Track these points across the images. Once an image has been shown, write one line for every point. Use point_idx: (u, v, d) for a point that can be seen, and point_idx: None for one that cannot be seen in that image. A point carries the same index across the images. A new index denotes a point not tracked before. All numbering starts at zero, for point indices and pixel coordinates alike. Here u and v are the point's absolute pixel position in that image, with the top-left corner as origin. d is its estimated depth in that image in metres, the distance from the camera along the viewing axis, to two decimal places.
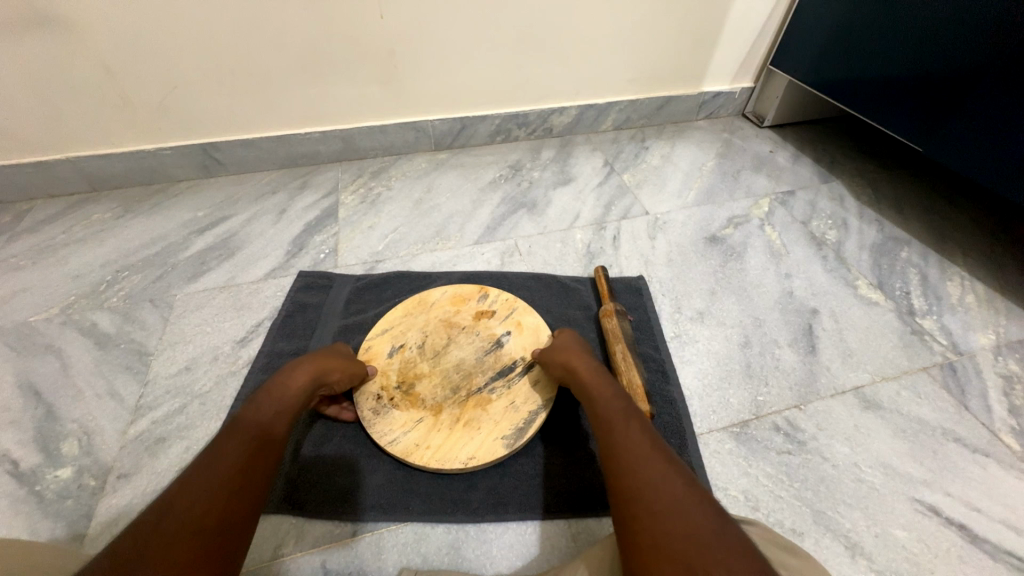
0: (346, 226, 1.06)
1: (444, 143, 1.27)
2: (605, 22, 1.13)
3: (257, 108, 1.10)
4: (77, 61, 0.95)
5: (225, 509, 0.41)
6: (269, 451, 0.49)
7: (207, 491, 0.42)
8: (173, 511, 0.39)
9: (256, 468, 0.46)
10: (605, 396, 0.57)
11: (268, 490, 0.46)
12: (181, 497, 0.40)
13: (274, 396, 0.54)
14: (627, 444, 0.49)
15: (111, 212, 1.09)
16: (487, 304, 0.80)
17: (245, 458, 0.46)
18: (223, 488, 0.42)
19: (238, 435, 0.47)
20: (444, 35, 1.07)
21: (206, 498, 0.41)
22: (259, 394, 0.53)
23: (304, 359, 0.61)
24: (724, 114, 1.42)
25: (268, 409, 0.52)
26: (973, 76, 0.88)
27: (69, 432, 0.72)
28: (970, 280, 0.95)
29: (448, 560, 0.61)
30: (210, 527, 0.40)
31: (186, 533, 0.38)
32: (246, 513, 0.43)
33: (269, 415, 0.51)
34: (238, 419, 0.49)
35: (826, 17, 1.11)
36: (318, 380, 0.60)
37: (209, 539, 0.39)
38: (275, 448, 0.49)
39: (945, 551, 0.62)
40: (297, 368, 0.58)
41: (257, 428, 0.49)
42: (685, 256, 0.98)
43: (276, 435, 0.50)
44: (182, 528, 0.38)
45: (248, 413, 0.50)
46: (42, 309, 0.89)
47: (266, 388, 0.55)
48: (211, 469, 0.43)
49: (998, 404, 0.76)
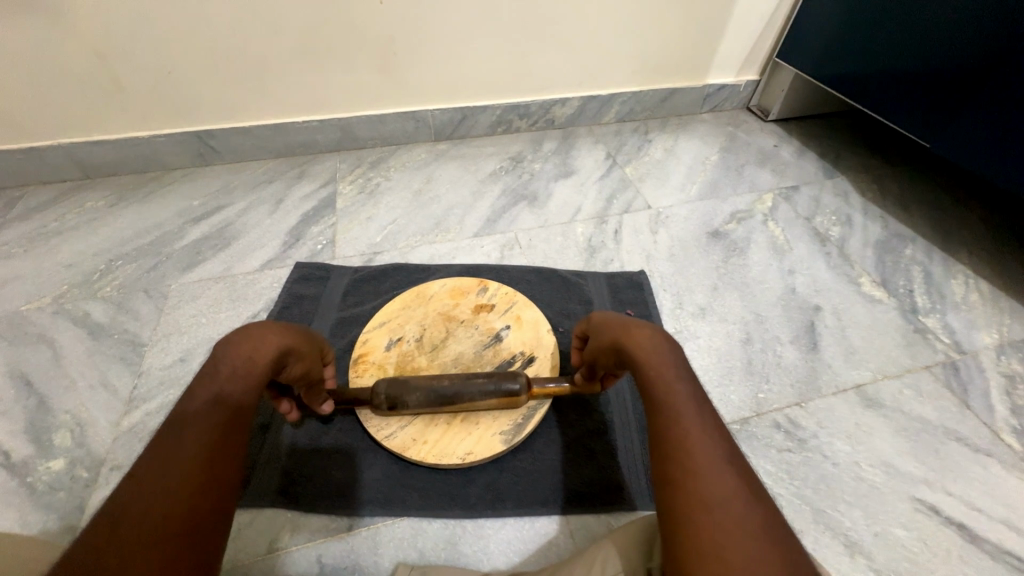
0: (344, 217, 1.04)
1: (444, 134, 1.25)
2: (607, 14, 1.12)
3: (254, 97, 1.09)
4: (67, 46, 0.93)
5: (192, 508, 0.38)
6: (237, 435, 0.44)
7: (168, 490, 0.38)
8: (129, 512, 0.36)
9: (224, 457, 0.42)
10: (665, 369, 0.47)
11: (239, 478, 0.42)
12: (138, 497, 0.37)
13: (240, 370, 0.47)
14: (697, 443, 0.40)
15: (105, 200, 1.08)
16: (486, 298, 0.79)
17: (209, 447, 0.41)
18: (186, 484, 0.39)
19: (197, 420, 0.42)
20: (444, 24, 1.05)
21: (168, 498, 0.37)
22: (222, 366, 0.46)
23: (277, 327, 0.52)
24: (728, 107, 1.40)
25: (235, 386, 0.46)
26: (986, 68, 0.86)
27: (62, 422, 0.72)
28: (974, 278, 0.94)
29: (445, 556, 0.61)
30: (175, 529, 0.36)
31: (149, 538, 0.35)
32: (218, 508, 0.40)
33: (234, 392, 0.45)
34: (195, 403, 0.43)
35: (834, 8, 1.09)
36: (284, 355, 0.51)
37: (174, 545, 0.35)
38: (241, 433, 0.44)
39: (946, 551, 0.62)
40: (269, 337, 0.50)
41: (219, 410, 0.44)
42: (688, 251, 0.97)
43: (244, 417, 0.45)
44: (143, 534, 0.35)
45: (210, 392, 0.44)
46: (34, 298, 0.88)
47: (226, 360, 0.47)
48: (169, 462, 0.39)
49: (1001, 403, 0.76)
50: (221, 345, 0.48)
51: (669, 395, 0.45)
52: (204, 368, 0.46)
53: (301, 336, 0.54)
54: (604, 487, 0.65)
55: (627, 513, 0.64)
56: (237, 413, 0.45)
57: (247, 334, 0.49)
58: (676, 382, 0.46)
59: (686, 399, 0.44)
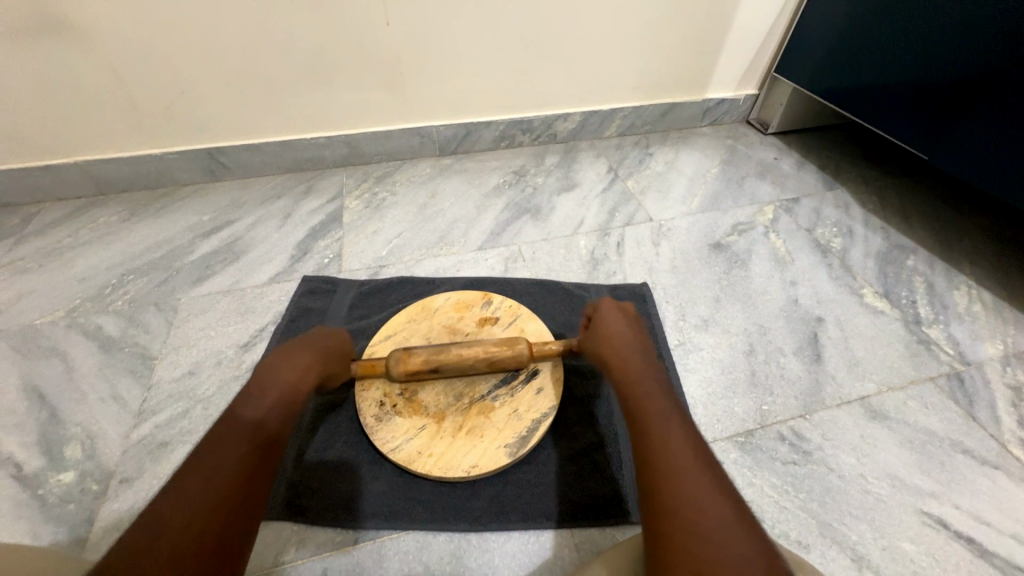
0: (350, 231, 1.06)
1: (449, 148, 1.27)
2: (608, 32, 1.14)
3: (263, 115, 1.11)
4: (86, 68, 0.96)
5: (226, 523, 0.41)
6: (266, 458, 0.48)
7: (207, 504, 0.41)
8: (171, 523, 0.39)
9: (255, 476, 0.45)
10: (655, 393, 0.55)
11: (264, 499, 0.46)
12: (179, 502, 0.40)
13: (283, 397, 0.54)
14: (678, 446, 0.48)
15: (117, 215, 1.10)
16: (490, 311, 0.80)
17: (243, 465, 0.45)
18: (221, 500, 0.42)
19: (233, 441, 0.47)
20: (448, 44, 1.08)
21: (207, 509, 0.40)
22: (268, 395, 0.53)
23: (312, 356, 0.60)
24: (729, 120, 1.41)
25: (269, 412, 0.51)
26: (982, 83, 0.88)
27: (72, 435, 0.73)
28: (977, 289, 0.94)
29: (450, 569, 0.61)
30: (208, 538, 0.39)
31: (187, 543, 0.38)
32: (244, 526, 0.42)
33: (270, 417, 0.51)
34: (234, 421, 0.49)
35: (831, 24, 1.11)
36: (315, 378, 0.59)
37: (207, 555, 0.38)
38: (272, 454, 0.49)
39: (954, 565, 0.61)
40: (306, 370, 0.58)
41: (258, 431, 0.49)
42: (690, 263, 0.98)
43: (275, 440, 0.50)
44: (181, 539, 0.38)
45: (253, 416, 0.50)
46: (47, 312, 0.90)
47: (263, 388, 0.54)
48: (206, 474, 0.43)
49: (1006, 415, 0.75)
50: (263, 376, 0.55)
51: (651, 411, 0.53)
52: (247, 393, 0.53)
53: (329, 359, 0.62)
54: (609, 500, 0.65)
55: (632, 525, 0.64)
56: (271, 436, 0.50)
57: (282, 366, 0.57)
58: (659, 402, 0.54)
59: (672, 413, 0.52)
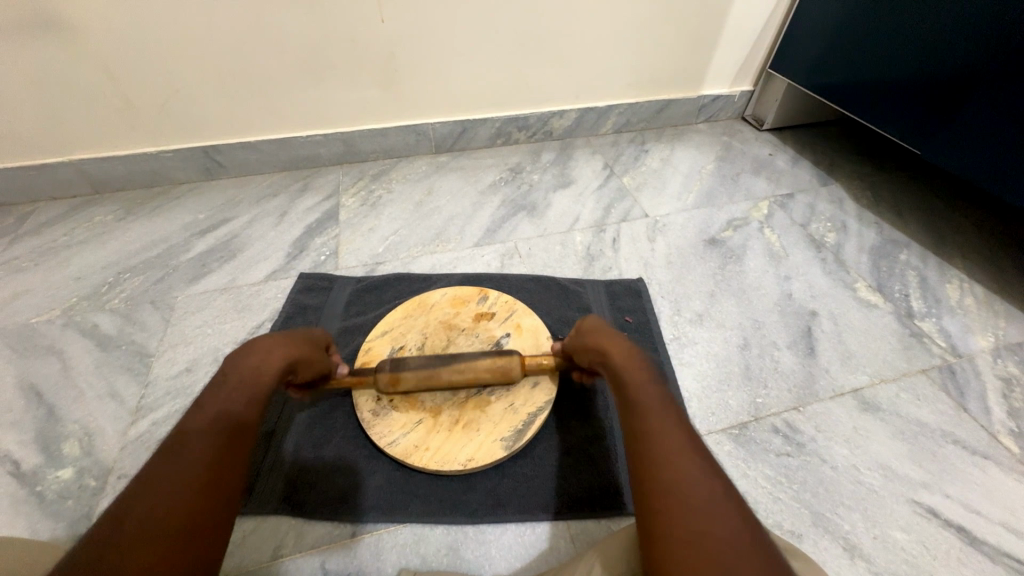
0: (346, 228, 1.06)
1: (445, 146, 1.28)
2: (603, 29, 1.14)
3: (261, 114, 1.12)
4: (81, 66, 0.96)
5: (198, 507, 0.40)
6: (241, 441, 0.47)
7: (176, 488, 0.40)
8: (137, 511, 0.38)
9: (228, 460, 0.44)
10: (643, 381, 0.52)
11: (244, 480, 0.45)
12: (149, 492, 0.39)
13: (246, 381, 0.51)
14: (666, 436, 0.45)
15: (113, 214, 1.10)
16: (486, 306, 0.80)
17: (214, 451, 0.44)
18: (192, 485, 0.41)
19: (204, 425, 0.45)
20: (443, 41, 1.08)
21: (177, 495, 0.40)
22: (230, 377, 0.51)
23: (283, 339, 0.57)
24: (724, 116, 1.42)
25: (236, 395, 0.49)
26: (975, 76, 0.88)
27: (70, 432, 0.73)
28: (969, 283, 0.95)
29: (447, 561, 0.61)
30: (176, 529, 0.38)
31: (149, 531, 0.37)
32: (221, 508, 0.41)
33: (241, 401, 0.49)
34: (202, 406, 0.47)
35: (825, 19, 1.11)
36: (290, 363, 0.56)
37: (176, 540, 0.37)
38: (248, 435, 0.47)
39: (944, 553, 0.62)
40: (273, 349, 0.55)
41: (226, 416, 0.47)
42: (685, 258, 0.99)
43: (250, 422, 0.48)
44: (145, 528, 0.37)
45: (219, 401, 0.48)
46: (44, 310, 0.90)
47: (227, 372, 0.51)
48: (175, 463, 0.42)
49: (998, 406, 0.76)
50: (230, 361, 0.52)
51: (644, 395, 0.50)
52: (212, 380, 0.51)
53: (302, 344, 0.59)
54: (605, 492, 0.66)
55: (628, 516, 0.64)
56: (241, 420, 0.48)
57: (252, 348, 0.54)
58: (649, 384, 0.52)
59: (658, 403, 0.49)
